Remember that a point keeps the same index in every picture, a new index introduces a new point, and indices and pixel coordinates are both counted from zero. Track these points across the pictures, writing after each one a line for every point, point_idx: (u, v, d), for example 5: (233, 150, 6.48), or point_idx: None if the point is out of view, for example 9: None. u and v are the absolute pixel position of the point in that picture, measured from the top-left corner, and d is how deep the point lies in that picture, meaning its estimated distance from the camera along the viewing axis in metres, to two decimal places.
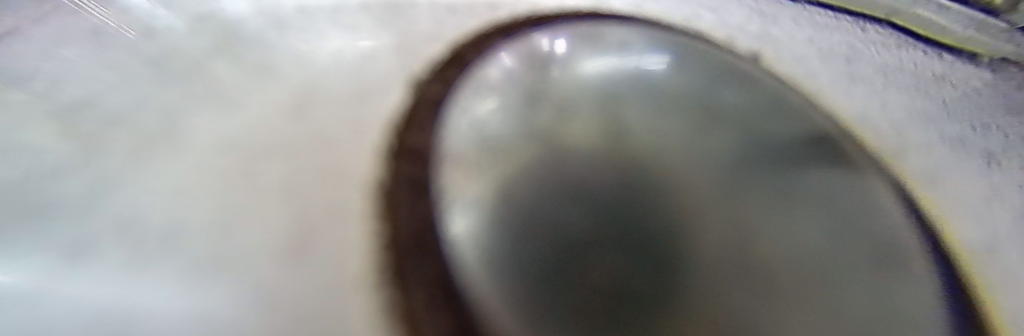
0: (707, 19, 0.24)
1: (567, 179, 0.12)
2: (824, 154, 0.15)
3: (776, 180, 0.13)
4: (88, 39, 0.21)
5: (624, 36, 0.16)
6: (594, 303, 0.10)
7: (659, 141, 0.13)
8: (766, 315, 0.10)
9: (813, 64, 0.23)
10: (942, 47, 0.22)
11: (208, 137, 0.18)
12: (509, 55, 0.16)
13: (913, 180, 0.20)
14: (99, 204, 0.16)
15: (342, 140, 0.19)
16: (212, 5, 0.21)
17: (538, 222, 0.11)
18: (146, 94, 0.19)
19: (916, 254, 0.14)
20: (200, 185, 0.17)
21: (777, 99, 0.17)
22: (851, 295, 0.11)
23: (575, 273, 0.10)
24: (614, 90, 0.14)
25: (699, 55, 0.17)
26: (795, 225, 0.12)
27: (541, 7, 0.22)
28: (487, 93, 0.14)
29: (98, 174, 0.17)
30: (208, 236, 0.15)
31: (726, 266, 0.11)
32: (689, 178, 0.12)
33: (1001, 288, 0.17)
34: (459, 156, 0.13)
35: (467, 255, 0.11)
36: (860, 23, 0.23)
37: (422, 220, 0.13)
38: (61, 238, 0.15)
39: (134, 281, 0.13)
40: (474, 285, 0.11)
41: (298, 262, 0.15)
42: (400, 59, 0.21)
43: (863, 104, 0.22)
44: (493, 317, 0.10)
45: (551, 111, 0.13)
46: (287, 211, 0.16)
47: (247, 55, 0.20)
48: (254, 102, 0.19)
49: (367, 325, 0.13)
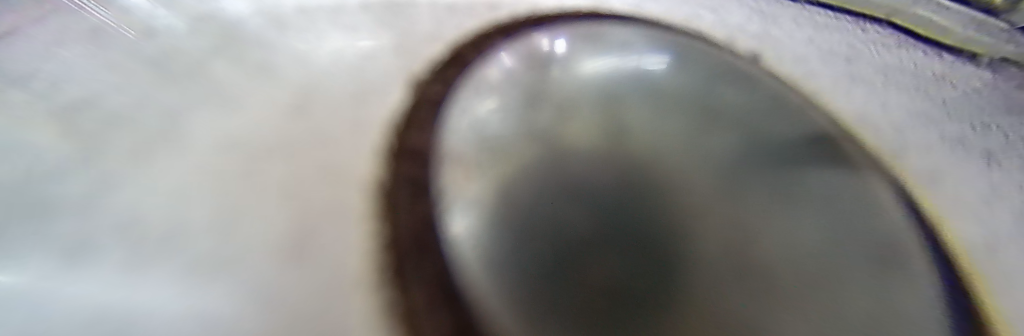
0: (707, 19, 0.24)
1: (567, 180, 0.12)
2: (825, 155, 0.15)
3: (777, 178, 0.13)
4: (88, 39, 0.20)
5: (624, 36, 0.17)
6: (593, 302, 0.10)
7: (661, 140, 0.13)
8: (764, 315, 0.11)
9: (813, 64, 0.23)
10: (942, 47, 0.22)
11: (208, 136, 0.18)
12: (509, 55, 0.16)
13: (914, 181, 0.19)
14: (97, 204, 0.16)
15: (342, 140, 0.18)
16: (212, 6, 0.21)
17: (538, 222, 0.11)
18: (145, 94, 0.19)
19: (916, 254, 0.14)
20: (200, 184, 0.17)
21: (776, 99, 0.17)
22: (850, 294, 0.11)
23: (575, 273, 0.10)
24: (615, 90, 0.14)
25: (698, 55, 0.17)
26: (794, 225, 0.12)
27: (541, 7, 0.22)
28: (487, 93, 0.14)
29: (99, 175, 0.17)
30: (209, 236, 0.15)
31: (726, 265, 0.11)
32: (690, 178, 0.12)
33: (1001, 290, 0.17)
34: (459, 156, 0.13)
35: (467, 255, 0.11)
36: (860, 23, 0.23)
37: (422, 220, 0.13)
38: (62, 240, 0.15)
39: (141, 283, 0.13)
40: (475, 287, 0.11)
41: (298, 262, 0.14)
42: (400, 58, 0.21)
43: (860, 105, 0.22)
44: (493, 317, 0.10)
45: (551, 110, 0.13)
46: (287, 210, 0.16)
47: (247, 55, 0.20)
48: (254, 102, 0.19)
49: (367, 326, 0.13)
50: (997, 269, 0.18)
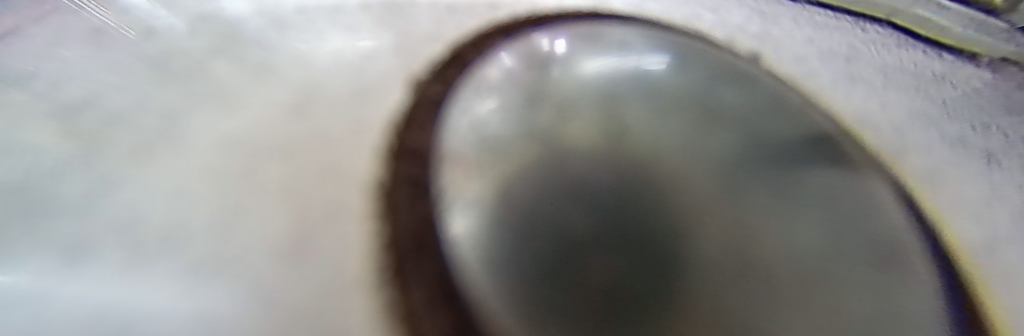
0: (707, 19, 0.24)
1: (568, 181, 0.12)
2: (825, 155, 0.15)
3: (777, 179, 0.13)
4: (88, 39, 0.21)
5: (624, 36, 0.17)
6: (596, 304, 0.10)
7: (661, 139, 0.13)
8: (764, 315, 0.11)
9: (814, 63, 0.23)
10: (942, 47, 0.22)
11: (208, 136, 0.18)
12: (509, 55, 0.16)
13: (914, 181, 0.19)
14: (96, 204, 0.16)
15: (342, 140, 0.18)
16: (213, 6, 0.21)
17: (538, 222, 0.11)
18: (146, 94, 0.19)
19: (916, 253, 0.14)
20: (200, 184, 0.17)
21: (775, 99, 0.17)
22: (851, 295, 0.11)
23: (576, 273, 0.10)
24: (615, 89, 0.14)
25: (698, 56, 0.17)
26: (795, 225, 0.12)
27: (541, 7, 0.22)
28: (487, 92, 0.14)
29: (98, 173, 0.17)
30: (208, 236, 0.15)
31: (726, 266, 0.11)
32: (691, 178, 0.12)
33: (1002, 290, 0.17)
34: (459, 156, 0.13)
35: (467, 256, 0.11)
36: (859, 23, 0.23)
37: (422, 221, 0.13)
38: (61, 240, 0.15)
39: (143, 283, 0.13)
40: (475, 288, 0.11)
41: (298, 263, 0.14)
42: (401, 59, 0.21)
43: (861, 106, 0.22)
44: (493, 317, 0.10)
45: (551, 109, 0.13)
46: (288, 210, 0.16)
47: (247, 54, 0.20)
48: (254, 102, 0.19)
49: (367, 325, 0.13)
50: (998, 270, 0.18)
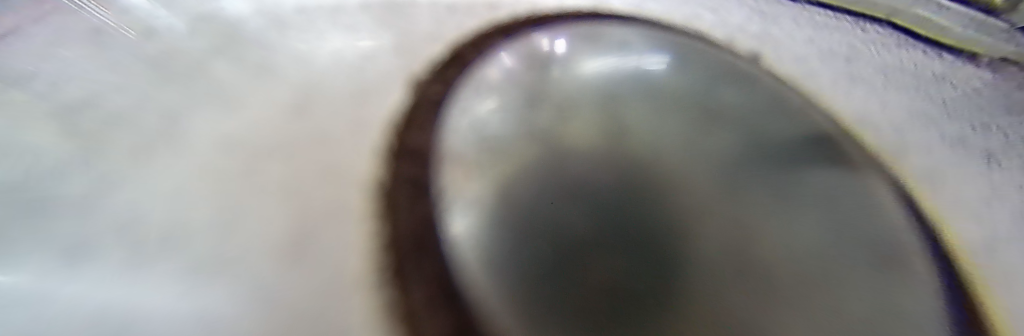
0: (707, 19, 0.24)
1: (568, 181, 0.12)
2: (825, 155, 0.15)
3: (777, 179, 0.13)
4: (88, 39, 0.21)
5: (624, 36, 0.17)
6: (595, 303, 0.10)
7: (661, 139, 0.13)
8: (763, 315, 0.11)
9: (814, 63, 0.23)
10: (942, 47, 0.22)
11: (208, 136, 0.18)
12: (509, 55, 0.16)
13: (914, 181, 0.19)
14: (96, 204, 0.16)
15: (342, 140, 0.18)
16: (213, 6, 0.21)
17: (538, 222, 0.11)
18: (146, 94, 0.19)
19: (916, 254, 0.14)
20: (200, 185, 0.16)
21: (775, 99, 0.17)
22: (851, 294, 0.11)
23: (575, 273, 0.10)
24: (615, 89, 0.14)
25: (698, 56, 0.17)
26: (795, 225, 0.12)
27: (541, 7, 0.22)
28: (487, 92, 0.14)
29: (96, 173, 0.17)
30: (208, 236, 0.15)
31: (726, 265, 0.11)
32: (691, 178, 0.12)
33: (1002, 290, 0.17)
34: (459, 156, 0.13)
35: (467, 257, 0.11)
36: (860, 23, 0.23)
37: (422, 221, 0.13)
38: (61, 241, 0.15)
39: (142, 283, 0.13)
40: (475, 288, 0.11)
41: (298, 263, 0.14)
42: (401, 58, 0.21)
43: (861, 106, 0.22)
44: (494, 317, 0.10)
45: (551, 109, 0.13)
46: (287, 210, 0.16)
47: (247, 55, 0.20)
48: (254, 102, 0.19)
49: (367, 325, 0.13)
50: (998, 270, 0.18)
